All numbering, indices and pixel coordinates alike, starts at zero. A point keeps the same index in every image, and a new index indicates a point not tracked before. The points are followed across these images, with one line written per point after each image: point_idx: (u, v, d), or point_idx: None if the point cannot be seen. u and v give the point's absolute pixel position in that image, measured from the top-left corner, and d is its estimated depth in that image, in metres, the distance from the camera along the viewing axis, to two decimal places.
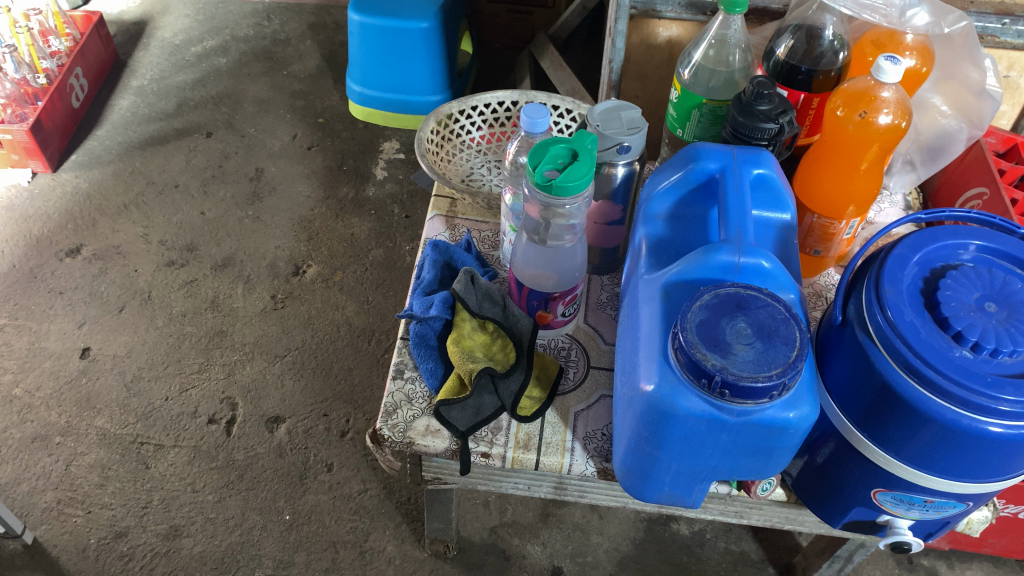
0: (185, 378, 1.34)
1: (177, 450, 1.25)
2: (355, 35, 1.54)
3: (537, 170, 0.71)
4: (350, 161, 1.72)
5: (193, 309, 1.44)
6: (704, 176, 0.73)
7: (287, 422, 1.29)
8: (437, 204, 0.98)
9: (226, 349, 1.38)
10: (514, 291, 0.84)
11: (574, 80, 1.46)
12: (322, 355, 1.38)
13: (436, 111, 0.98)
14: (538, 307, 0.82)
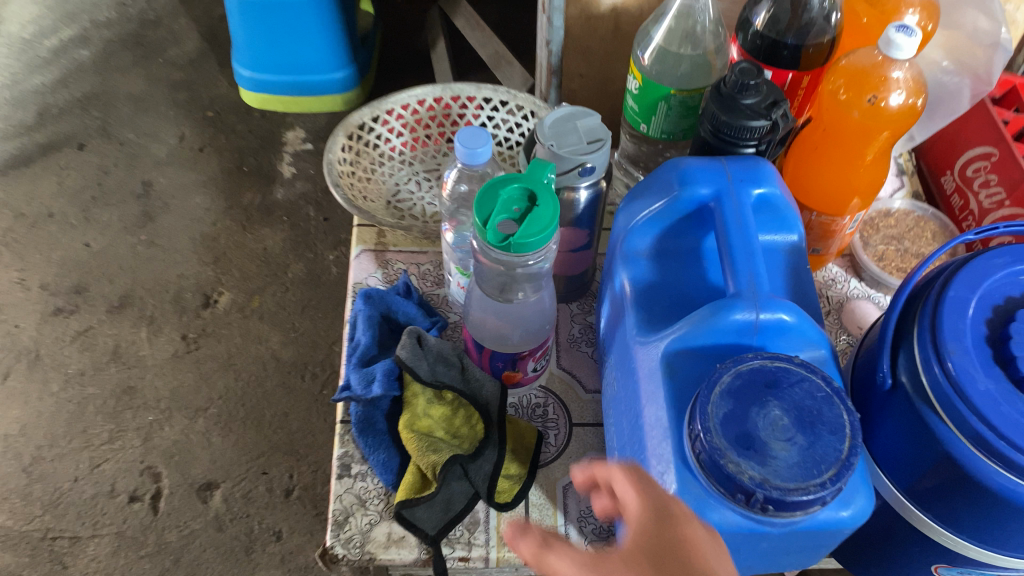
0: (94, 451, 1.20)
1: (97, 541, 1.13)
2: (234, 14, 1.30)
3: (488, 224, 0.56)
4: (250, 160, 1.52)
5: (92, 365, 1.28)
6: (694, 203, 0.59)
7: (221, 488, 1.17)
8: (361, 236, 0.81)
9: (137, 408, 1.24)
10: (472, 349, 0.69)
11: (495, 43, 1.29)
12: (250, 403, 1.25)
13: (344, 122, 0.81)
14: (504, 367, 0.68)
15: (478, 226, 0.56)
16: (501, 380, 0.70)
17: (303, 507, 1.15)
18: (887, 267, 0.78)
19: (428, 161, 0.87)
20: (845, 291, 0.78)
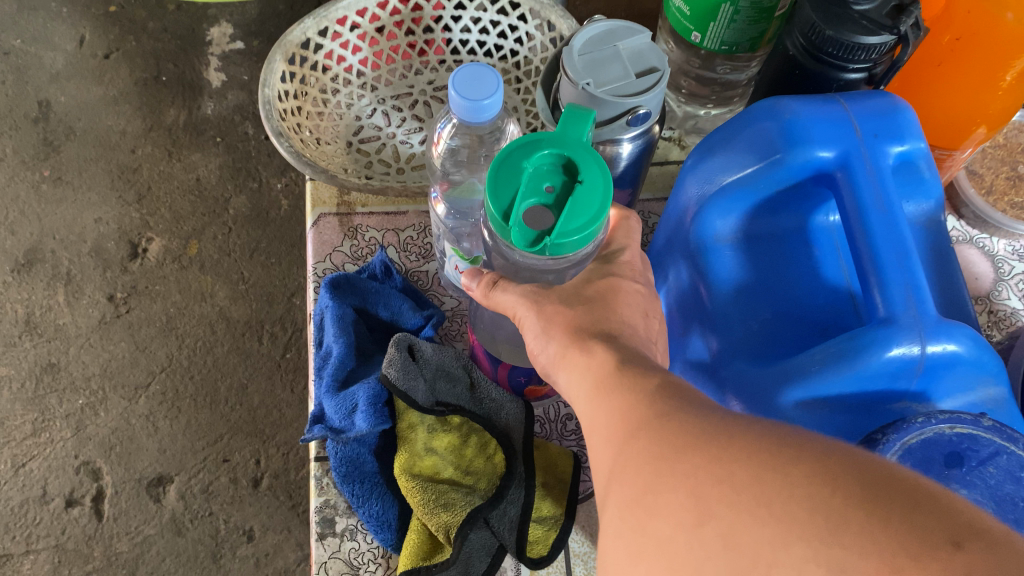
0: (14, 446, 0.88)
1: (33, 560, 0.84)
2: None
3: (511, 218, 0.34)
4: (173, 69, 1.09)
5: (1, 340, 0.93)
6: (805, 171, 0.41)
7: (178, 481, 0.86)
8: (318, 195, 0.61)
9: (63, 389, 0.91)
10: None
11: None
12: (202, 374, 0.91)
13: (282, 41, 0.58)
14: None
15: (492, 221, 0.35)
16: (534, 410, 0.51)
17: (277, 499, 0.86)
18: (995, 202, 0.61)
19: (398, 86, 0.66)
20: None
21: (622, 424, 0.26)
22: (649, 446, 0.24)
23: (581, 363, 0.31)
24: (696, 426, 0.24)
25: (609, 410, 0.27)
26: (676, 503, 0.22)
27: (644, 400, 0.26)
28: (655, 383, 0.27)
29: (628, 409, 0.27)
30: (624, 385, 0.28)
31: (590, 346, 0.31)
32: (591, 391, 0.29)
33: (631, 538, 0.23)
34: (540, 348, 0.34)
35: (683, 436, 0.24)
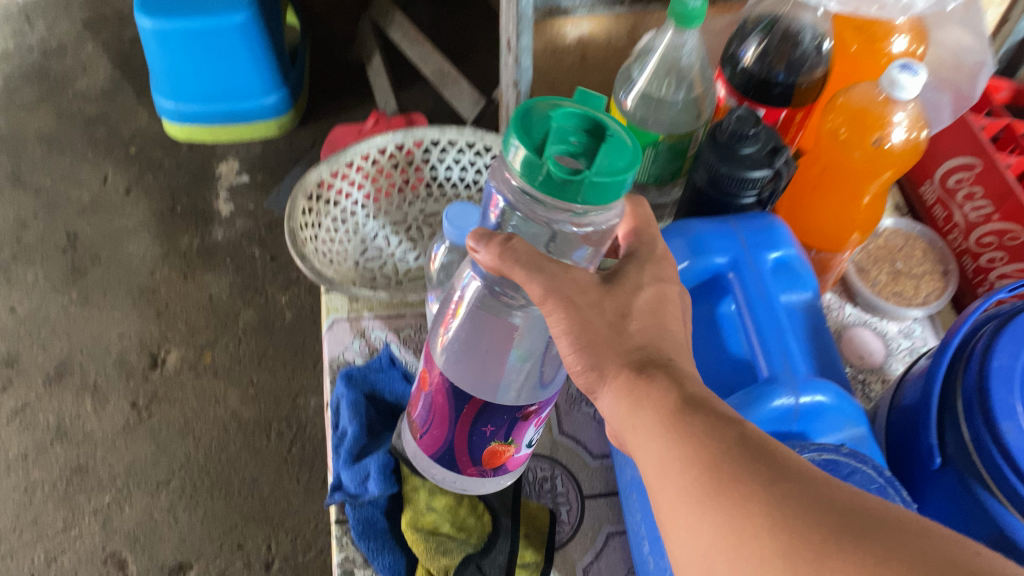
0: (48, 542, 0.96)
1: None
2: (150, 45, 1.16)
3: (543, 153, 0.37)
4: (184, 200, 1.25)
5: (34, 446, 1.03)
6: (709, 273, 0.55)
7: (197, 568, 0.94)
8: (332, 304, 0.75)
9: (92, 489, 1.00)
10: (439, 416, 0.45)
11: (439, 58, 1.23)
12: (218, 469, 1.02)
13: (301, 183, 0.73)
14: (490, 441, 0.45)
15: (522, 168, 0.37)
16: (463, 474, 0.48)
17: None
18: (880, 292, 0.76)
19: (394, 211, 0.81)
20: (840, 318, 0.76)
21: (704, 489, 0.27)
22: (736, 523, 0.26)
23: (638, 392, 0.31)
24: (787, 510, 0.25)
25: (681, 463, 0.28)
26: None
27: (726, 455, 0.27)
28: (734, 436, 0.28)
29: (706, 470, 0.27)
30: (696, 441, 0.28)
31: (649, 381, 0.32)
32: (656, 439, 0.30)
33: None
34: (580, 365, 0.34)
35: (781, 530, 0.25)
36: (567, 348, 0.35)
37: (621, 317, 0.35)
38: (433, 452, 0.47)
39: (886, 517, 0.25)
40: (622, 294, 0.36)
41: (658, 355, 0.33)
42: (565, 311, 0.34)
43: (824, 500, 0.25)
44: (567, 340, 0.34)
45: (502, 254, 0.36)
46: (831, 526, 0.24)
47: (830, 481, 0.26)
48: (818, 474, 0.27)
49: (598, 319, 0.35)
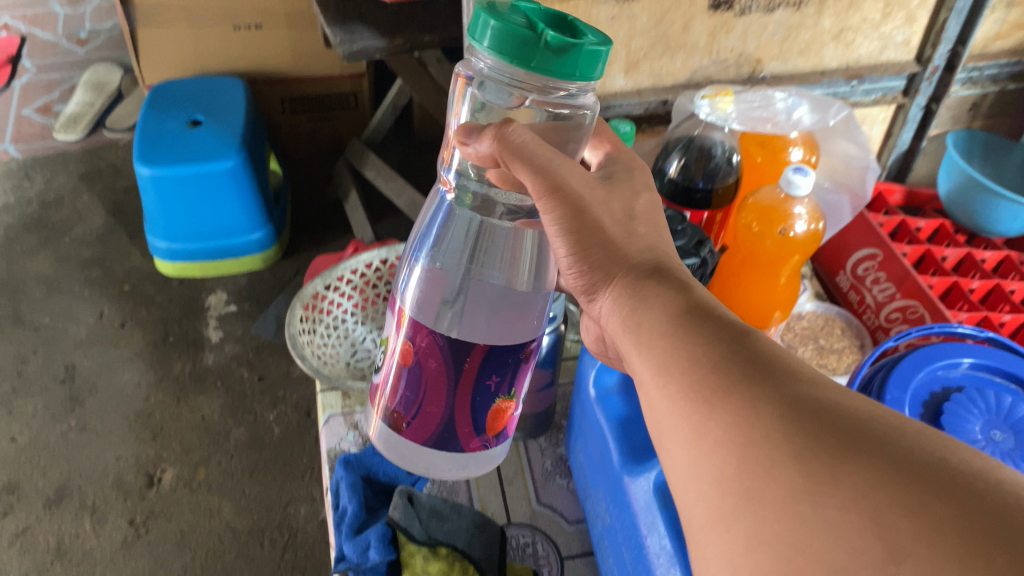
0: None
1: None
2: (147, 192, 1.29)
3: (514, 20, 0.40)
4: (176, 329, 1.36)
5: (34, 567, 1.05)
6: None
7: None
8: (328, 401, 0.84)
9: None
10: (435, 386, 0.47)
11: (411, 190, 1.37)
12: None
13: (299, 295, 0.85)
14: (493, 399, 0.48)
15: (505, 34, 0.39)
16: (464, 448, 0.51)
17: None
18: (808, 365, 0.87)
19: (380, 317, 0.92)
20: None
21: (706, 380, 0.32)
22: (731, 408, 0.31)
23: (644, 298, 0.38)
24: (778, 402, 0.30)
25: (686, 360, 0.34)
26: (769, 478, 0.28)
27: (736, 362, 0.32)
28: (745, 349, 0.33)
29: (710, 365, 0.33)
30: (700, 345, 0.34)
31: (660, 291, 0.38)
32: (662, 336, 0.35)
33: (721, 488, 0.30)
34: (585, 276, 0.42)
35: (773, 415, 0.30)
36: (570, 253, 0.42)
37: (627, 222, 0.43)
38: (430, 434, 0.50)
39: (864, 416, 0.29)
40: (619, 202, 0.44)
41: (667, 266, 0.40)
42: (564, 207, 0.42)
43: (811, 398, 0.30)
44: (568, 243, 0.42)
45: (500, 136, 0.43)
46: (814, 416, 0.29)
47: (818, 383, 0.31)
48: (806, 377, 0.32)
49: (607, 214, 0.43)
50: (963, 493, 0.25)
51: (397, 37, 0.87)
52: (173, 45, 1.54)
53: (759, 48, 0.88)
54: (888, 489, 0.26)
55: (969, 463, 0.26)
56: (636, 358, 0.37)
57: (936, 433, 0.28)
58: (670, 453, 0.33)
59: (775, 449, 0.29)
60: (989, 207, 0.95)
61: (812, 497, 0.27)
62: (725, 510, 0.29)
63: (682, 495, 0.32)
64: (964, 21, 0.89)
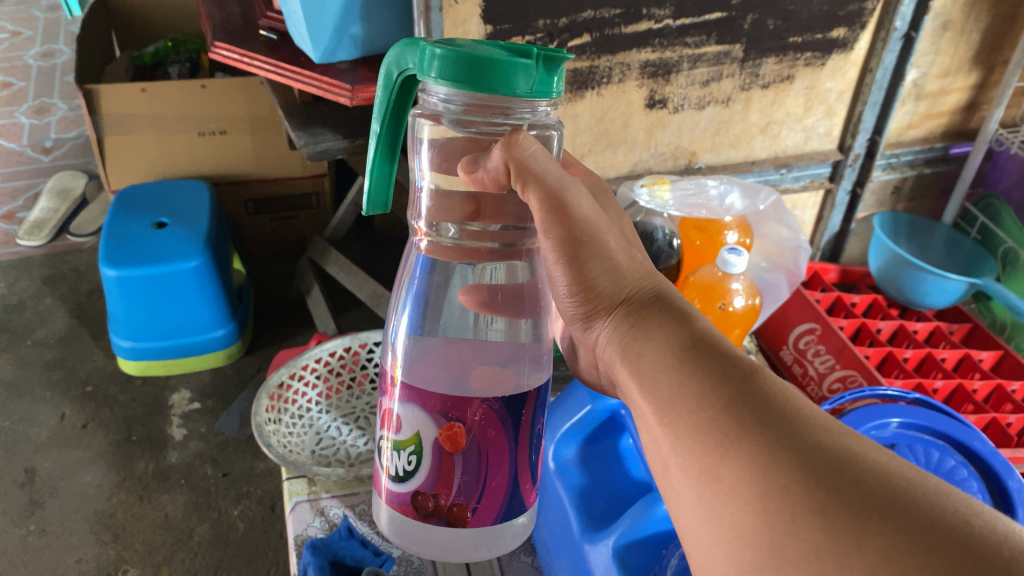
0: None
1: None
2: (113, 293, 1.32)
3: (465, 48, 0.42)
4: (139, 428, 1.37)
5: None
6: (606, 411, 0.73)
7: None
8: (294, 488, 0.85)
9: None
10: (498, 454, 0.48)
11: (372, 283, 1.42)
12: None
13: (264, 385, 0.89)
14: (538, 443, 0.51)
15: (487, 60, 0.40)
16: (526, 505, 0.52)
17: None
18: None
19: (344, 406, 0.95)
20: None
21: (717, 423, 0.33)
22: (745, 454, 0.32)
23: (652, 328, 0.40)
24: (794, 451, 0.31)
25: (695, 400, 0.34)
26: (791, 533, 0.29)
27: (744, 404, 0.33)
28: (751, 389, 0.34)
29: (721, 406, 0.33)
30: (709, 386, 0.34)
31: (665, 324, 0.39)
32: (670, 369, 0.37)
33: (741, 539, 0.31)
34: (585, 304, 0.44)
35: (791, 466, 0.30)
36: (567, 283, 0.45)
37: (628, 250, 0.45)
38: (497, 511, 0.50)
39: (883, 470, 0.30)
40: (616, 231, 0.46)
41: (669, 295, 0.42)
42: (566, 237, 0.43)
43: (827, 449, 0.31)
44: (568, 272, 0.44)
45: (510, 145, 0.44)
46: (832, 470, 0.30)
47: (832, 429, 0.32)
48: (819, 422, 0.32)
49: (612, 242, 0.44)
50: (989, 561, 0.26)
51: (358, 138, 0.92)
52: (139, 151, 1.59)
53: (693, 141, 0.95)
54: (914, 555, 0.26)
55: (994, 528, 0.27)
56: (642, 395, 0.38)
57: (952, 490, 0.29)
58: (680, 495, 0.35)
59: (798, 502, 0.29)
60: (915, 281, 1.02)
61: (837, 556, 0.28)
62: (746, 563, 0.30)
63: (696, 540, 0.33)
64: (878, 113, 0.98)
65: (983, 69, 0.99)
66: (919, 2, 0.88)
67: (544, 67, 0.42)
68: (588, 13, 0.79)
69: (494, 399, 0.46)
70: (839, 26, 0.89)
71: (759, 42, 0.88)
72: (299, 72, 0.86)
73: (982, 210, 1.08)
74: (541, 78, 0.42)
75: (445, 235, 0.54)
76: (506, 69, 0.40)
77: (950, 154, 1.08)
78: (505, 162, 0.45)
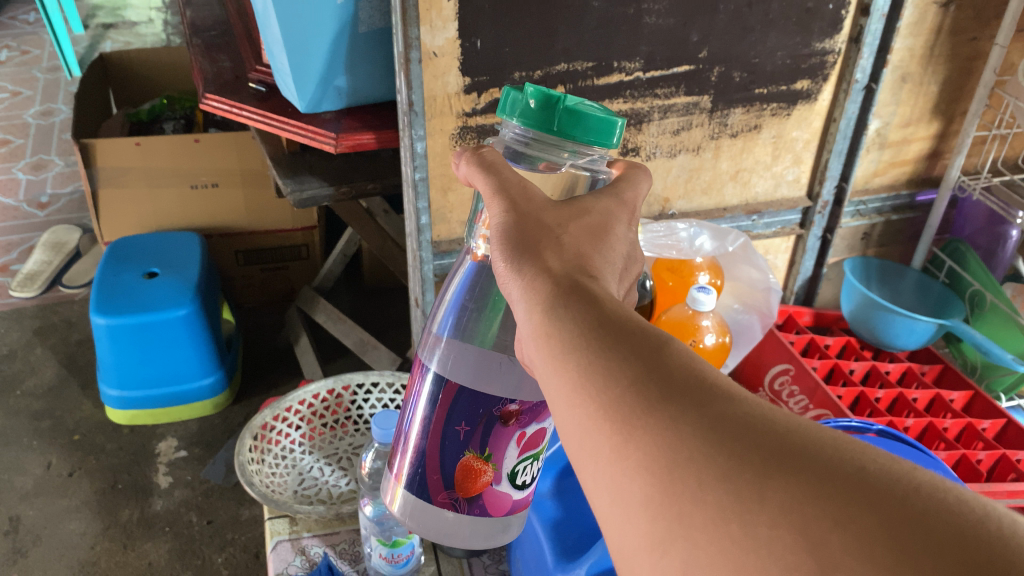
0: None
1: None
2: (103, 341, 1.34)
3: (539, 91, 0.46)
4: (125, 476, 1.37)
5: None
6: None
7: None
8: (275, 527, 0.86)
9: None
10: (417, 421, 0.51)
11: (359, 331, 1.44)
12: None
13: (248, 425, 0.90)
14: (461, 451, 0.50)
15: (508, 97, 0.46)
16: (432, 500, 0.52)
17: None
18: None
19: (326, 447, 0.97)
20: None
21: (625, 400, 0.33)
22: (653, 430, 0.31)
23: (555, 303, 0.37)
24: (698, 420, 0.31)
25: (601, 380, 0.34)
26: (697, 500, 0.29)
27: (650, 380, 0.33)
28: (652, 364, 0.33)
29: (627, 384, 0.33)
30: (617, 364, 0.34)
31: (573, 307, 0.37)
32: (574, 347, 0.35)
33: (651, 513, 0.31)
34: (507, 269, 0.41)
35: (695, 436, 0.30)
36: (503, 246, 0.42)
37: (550, 235, 0.42)
38: (409, 473, 0.52)
39: (785, 426, 0.30)
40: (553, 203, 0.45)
41: (583, 283, 0.39)
42: (506, 209, 0.43)
43: (730, 417, 0.31)
44: (503, 238, 0.42)
45: (474, 156, 0.48)
46: (735, 436, 0.30)
47: (736, 395, 0.32)
48: (725, 390, 0.32)
49: (534, 224, 0.43)
50: (883, 497, 0.27)
51: (342, 186, 0.96)
52: (133, 204, 1.63)
53: (666, 188, 0.99)
54: (817, 505, 0.27)
55: (889, 469, 0.28)
56: (556, 375, 0.36)
57: (853, 438, 0.30)
58: (590, 476, 0.34)
59: (703, 470, 0.30)
60: (886, 323, 1.04)
61: (744, 516, 0.28)
62: (657, 536, 0.30)
63: (608, 519, 0.33)
64: (843, 161, 1.02)
65: (943, 119, 1.03)
66: (878, 55, 0.93)
67: (530, 105, 0.46)
68: (562, 65, 0.83)
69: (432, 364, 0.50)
70: (803, 78, 0.94)
71: (727, 93, 0.92)
72: (286, 122, 0.90)
73: (950, 255, 1.11)
74: (524, 114, 0.46)
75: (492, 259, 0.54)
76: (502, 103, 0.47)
77: (917, 201, 1.12)
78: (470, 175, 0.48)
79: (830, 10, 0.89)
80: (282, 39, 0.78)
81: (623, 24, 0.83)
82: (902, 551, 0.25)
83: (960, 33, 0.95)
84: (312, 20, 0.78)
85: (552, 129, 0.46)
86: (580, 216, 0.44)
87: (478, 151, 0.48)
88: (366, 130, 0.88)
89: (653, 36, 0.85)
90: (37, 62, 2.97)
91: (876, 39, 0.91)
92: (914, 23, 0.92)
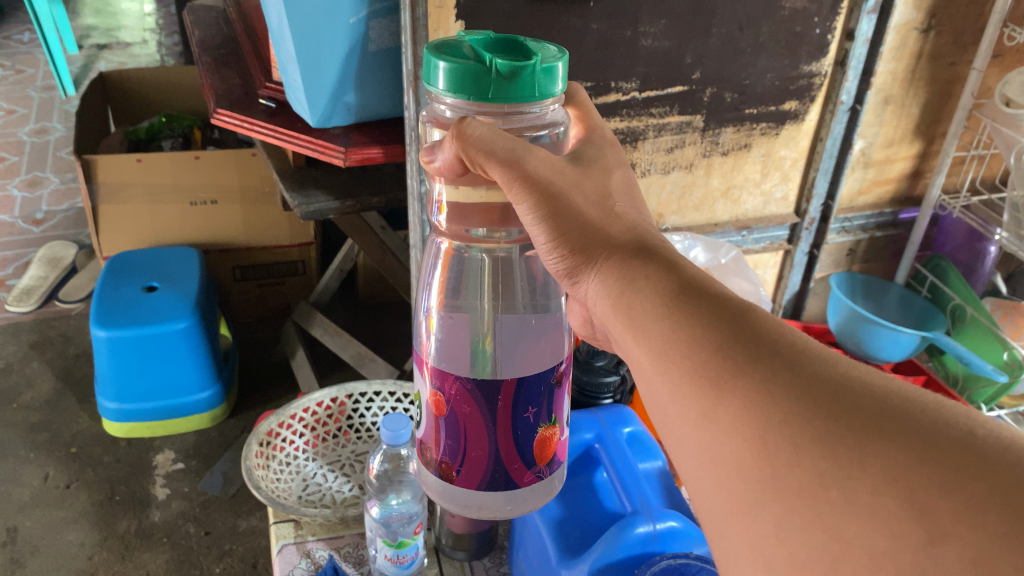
0: None
1: None
2: (100, 354, 1.35)
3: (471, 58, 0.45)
4: (122, 488, 1.38)
5: None
6: (581, 445, 0.79)
7: None
8: (281, 531, 0.88)
9: None
10: (475, 429, 0.51)
11: (356, 344, 1.47)
12: None
13: (255, 431, 0.92)
14: (535, 429, 0.52)
15: (444, 72, 0.45)
16: (521, 483, 0.54)
17: None
18: None
19: (329, 454, 0.99)
20: None
21: (711, 365, 0.36)
22: (743, 391, 0.34)
23: (633, 265, 0.44)
24: (790, 385, 0.34)
25: (688, 345, 0.37)
26: (793, 463, 0.32)
27: (739, 345, 0.36)
28: (735, 328, 0.37)
29: (713, 348, 0.36)
30: (700, 330, 0.37)
31: (649, 270, 0.43)
32: (659, 311, 0.40)
33: (743, 476, 0.33)
34: (570, 261, 0.48)
35: (789, 399, 0.33)
36: (554, 244, 0.48)
37: (603, 204, 0.48)
38: (483, 479, 0.53)
39: (880, 392, 0.33)
40: (593, 183, 0.49)
41: (652, 245, 0.45)
42: (537, 200, 0.46)
43: (823, 380, 0.34)
44: (547, 229, 0.47)
45: (459, 133, 0.46)
46: (832, 400, 0.33)
47: (827, 358, 0.35)
48: (812, 353, 0.35)
49: (582, 197, 0.48)
50: (995, 464, 0.29)
51: (348, 200, 0.99)
52: (131, 219, 1.65)
53: (660, 204, 1.02)
54: (923, 471, 0.29)
55: (997, 436, 0.30)
56: (633, 342, 0.41)
57: (957, 408, 0.32)
58: (677, 438, 0.37)
59: (799, 433, 0.32)
60: (871, 335, 1.07)
61: (841, 481, 0.30)
62: (749, 501, 0.33)
63: (696, 482, 0.36)
64: (829, 179, 1.06)
65: (924, 140, 1.08)
66: (862, 78, 0.97)
67: (501, 77, 0.44)
68: None
69: (465, 378, 0.50)
70: (791, 100, 0.98)
71: (719, 113, 0.96)
72: (295, 136, 0.93)
73: (931, 271, 1.16)
74: (469, 83, 0.45)
75: (472, 252, 0.59)
76: (435, 79, 0.46)
77: (899, 219, 1.16)
78: (457, 153, 0.47)
79: (817, 34, 0.93)
80: (296, 56, 0.82)
81: (620, 46, 0.86)
82: (1016, 522, 0.27)
83: (939, 58, 1.00)
84: (325, 39, 0.81)
85: (534, 94, 0.46)
86: (604, 172, 0.51)
87: (460, 129, 0.46)
88: (374, 145, 0.91)
89: (648, 57, 0.88)
90: (32, 81, 3.00)
91: (861, 62, 0.96)
92: (896, 47, 0.96)
